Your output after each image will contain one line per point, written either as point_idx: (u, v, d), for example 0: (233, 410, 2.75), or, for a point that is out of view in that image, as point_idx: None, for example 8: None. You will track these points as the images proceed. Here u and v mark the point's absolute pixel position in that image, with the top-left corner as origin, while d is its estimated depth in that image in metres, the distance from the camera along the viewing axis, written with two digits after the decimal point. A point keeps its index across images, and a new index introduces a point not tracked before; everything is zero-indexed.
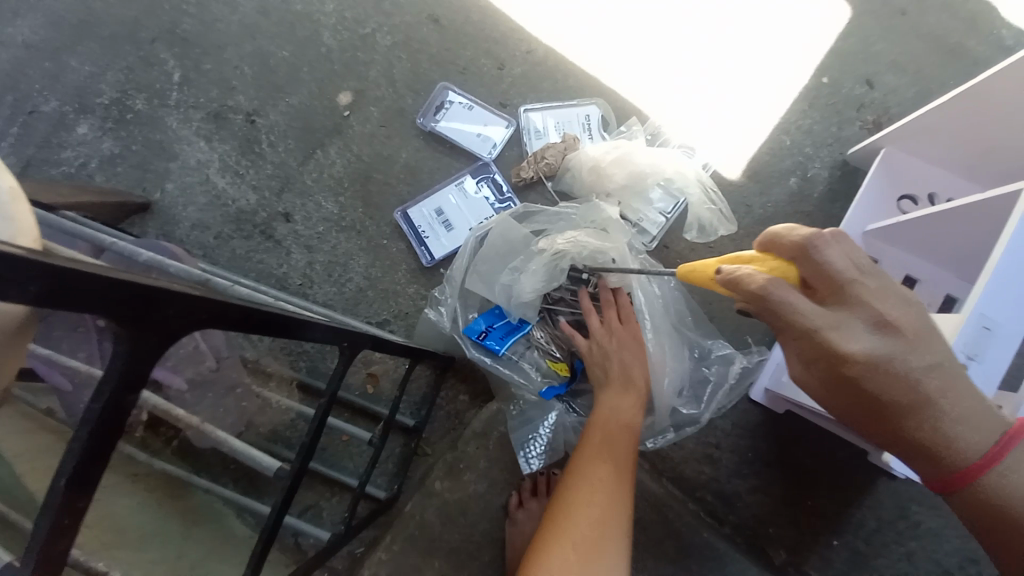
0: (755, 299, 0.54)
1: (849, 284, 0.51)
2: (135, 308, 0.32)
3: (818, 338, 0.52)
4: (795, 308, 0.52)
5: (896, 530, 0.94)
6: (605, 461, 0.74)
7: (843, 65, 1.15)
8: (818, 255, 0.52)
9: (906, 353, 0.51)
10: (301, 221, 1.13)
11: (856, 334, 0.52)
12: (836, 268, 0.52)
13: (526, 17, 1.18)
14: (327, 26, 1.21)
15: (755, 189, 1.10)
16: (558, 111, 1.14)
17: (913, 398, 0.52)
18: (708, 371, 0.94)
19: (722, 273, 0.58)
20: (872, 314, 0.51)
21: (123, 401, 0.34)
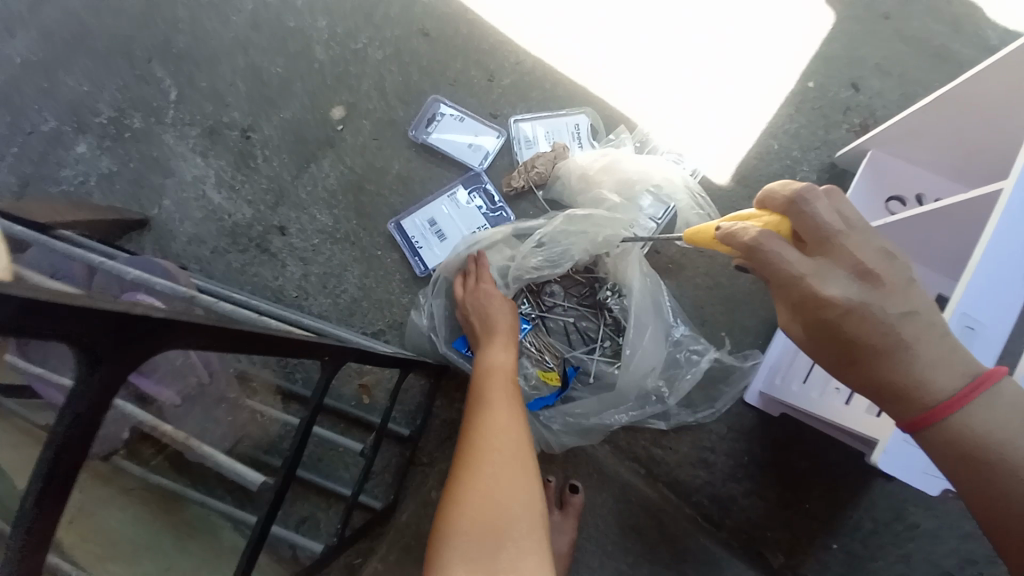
0: (744, 248, 0.59)
1: (830, 234, 0.56)
2: (101, 334, 0.33)
3: (797, 281, 0.57)
4: (779, 254, 0.57)
5: (892, 532, 0.94)
6: (492, 409, 0.70)
7: (828, 70, 1.16)
8: (806, 206, 0.57)
9: (880, 300, 0.55)
10: (296, 233, 1.14)
11: (834, 278, 0.56)
12: (820, 219, 0.57)
13: (515, 28, 1.20)
14: (320, 41, 1.23)
15: (745, 193, 1.12)
16: (548, 120, 1.16)
17: (888, 342, 0.55)
18: (679, 357, 0.95)
19: (720, 230, 0.63)
20: (851, 260, 0.56)
21: (91, 421, 0.35)
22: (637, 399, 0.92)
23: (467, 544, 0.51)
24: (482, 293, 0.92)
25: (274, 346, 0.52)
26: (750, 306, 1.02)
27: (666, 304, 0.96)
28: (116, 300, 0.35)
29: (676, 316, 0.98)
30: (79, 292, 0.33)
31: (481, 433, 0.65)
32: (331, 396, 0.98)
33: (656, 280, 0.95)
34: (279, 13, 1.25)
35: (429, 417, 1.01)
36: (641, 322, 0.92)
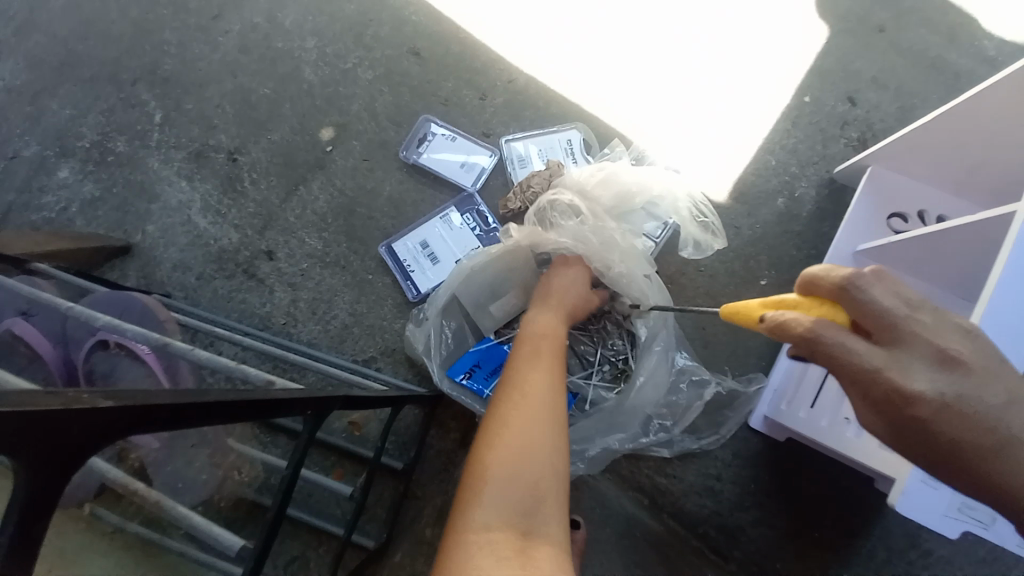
0: (805, 342, 0.48)
1: (902, 319, 0.46)
2: (37, 427, 0.31)
3: (880, 379, 0.46)
4: (853, 349, 0.46)
5: (906, 560, 0.91)
6: (537, 367, 0.68)
7: (824, 84, 1.15)
8: (864, 293, 0.47)
9: (976, 388, 0.45)
10: (285, 258, 1.11)
11: (921, 373, 0.46)
12: (884, 304, 0.47)
13: (507, 46, 1.18)
14: (309, 62, 1.21)
15: (743, 210, 1.09)
16: (540, 138, 1.14)
17: (994, 441, 0.44)
18: (681, 390, 0.90)
19: (764, 320, 0.51)
20: (933, 344, 0.46)
21: (29, 530, 0.33)
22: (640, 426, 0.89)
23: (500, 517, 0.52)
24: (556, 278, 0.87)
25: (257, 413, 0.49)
26: (753, 326, 0.99)
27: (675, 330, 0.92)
28: (53, 393, 0.33)
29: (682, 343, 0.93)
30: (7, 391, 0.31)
31: (518, 390, 0.64)
32: (324, 431, 0.93)
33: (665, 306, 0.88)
34: (266, 34, 1.23)
35: (423, 448, 0.97)
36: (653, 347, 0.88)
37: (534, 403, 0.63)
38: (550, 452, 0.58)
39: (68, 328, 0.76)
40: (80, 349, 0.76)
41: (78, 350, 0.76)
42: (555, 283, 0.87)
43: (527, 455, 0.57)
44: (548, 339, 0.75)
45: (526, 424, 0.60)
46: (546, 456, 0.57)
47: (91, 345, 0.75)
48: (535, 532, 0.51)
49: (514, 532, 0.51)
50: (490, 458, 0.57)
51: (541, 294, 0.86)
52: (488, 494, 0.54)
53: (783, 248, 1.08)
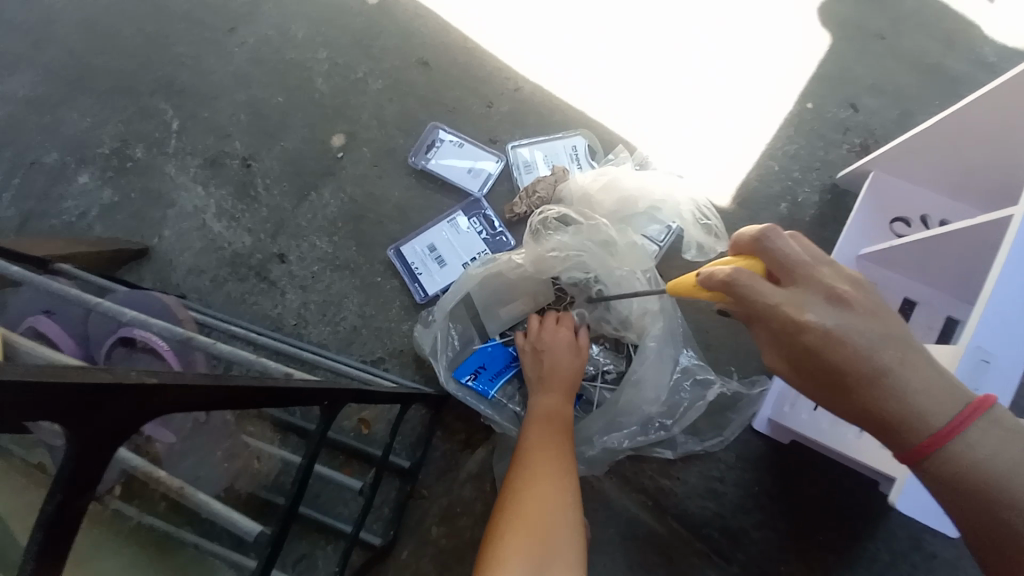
0: (715, 284, 0.60)
1: (796, 264, 0.58)
2: (86, 411, 0.34)
3: (773, 312, 0.56)
4: (751, 287, 0.57)
5: (912, 565, 0.90)
6: (544, 460, 0.74)
7: (826, 91, 1.17)
8: (769, 241, 0.59)
9: (858, 322, 0.53)
10: (296, 261, 1.13)
11: (810, 306, 0.56)
12: (783, 249, 0.59)
13: (512, 56, 1.21)
14: (321, 71, 1.25)
15: (746, 214, 1.11)
16: (545, 144, 1.16)
17: (869, 368, 0.52)
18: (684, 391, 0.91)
19: (698, 274, 0.63)
20: (822, 284, 0.56)
21: (73, 503, 0.36)
22: (643, 423, 0.90)
23: None
24: (552, 341, 0.91)
25: (271, 401, 0.51)
26: None
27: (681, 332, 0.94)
28: (104, 369, 0.35)
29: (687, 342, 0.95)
30: (63, 369, 0.33)
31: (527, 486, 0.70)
32: (334, 430, 0.95)
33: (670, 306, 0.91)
34: (279, 45, 1.27)
35: (429, 449, 0.98)
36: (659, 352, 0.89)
37: (532, 483, 0.71)
38: (546, 524, 0.66)
39: (90, 328, 0.79)
40: (101, 347, 0.78)
41: (99, 348, 0.79)
42: (550, 347, 0.91)
43: (541, 546, 0.63)
44: (555, 429, 0.81)
45: (527, 507, 0.68)
46: (541, 531, 0.65)
47: (112, 342, 0.78)
48: None
49: None
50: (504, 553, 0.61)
51: (536, 370, 0.90)
52: None
53: None
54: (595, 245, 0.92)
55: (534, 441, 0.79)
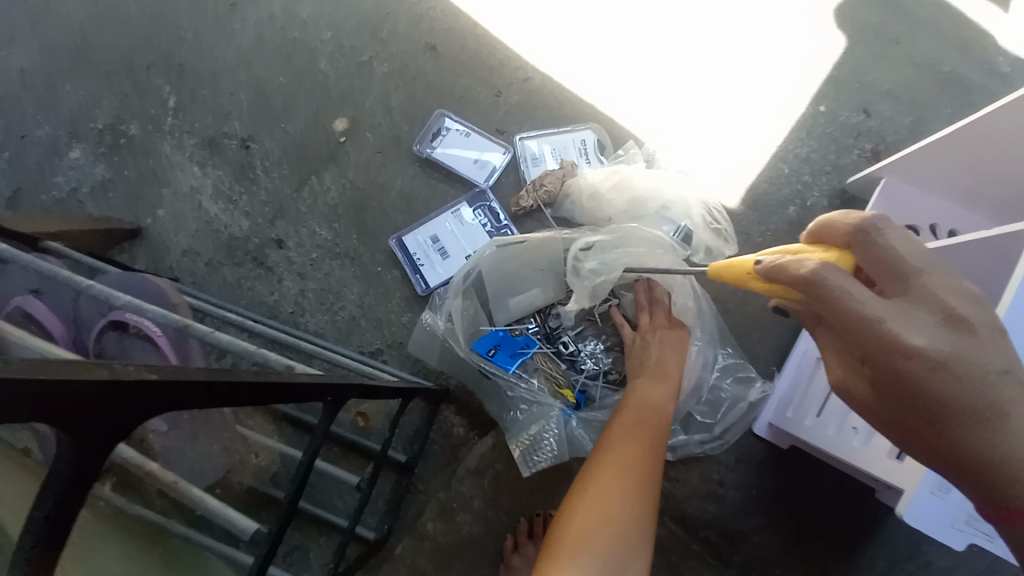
0: (798, 283, 0.53)
1: (908, 272, 0.53)
2: (81, 409, 0.32)
3: (878, 325, 0.50)
4: (855, 292, 0.51)
5: (906, 572, 0.91)
6: (626, 453, 0.72)
7: (839, 95, 1.15)
8: (878, 238, 0.54)
9: (969, 350, 0.50)
10: (294, 247, 1.11)
11: (919, 325, 0.51)
12: (894, 253, 0.54)
13: (523, 45, 1.18)
14: (325, 53, 1.21)
15: (754, 216, 1.09)
16: (553, 137, 1.14)
17: (981, 407, 0.49)
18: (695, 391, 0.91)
19: (763, 265, 0.57)
20: (936, 301, 0.52)
21: (65, 506, 0.34)
22: None
23: None
24: (660, 340, 0.86)
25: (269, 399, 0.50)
26: (761, 333, 0.99)
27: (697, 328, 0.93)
28: (102, 365, 0.34)
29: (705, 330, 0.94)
30: (57, 364, 0.32)
31: (606, 480, 0.69)
32: (335, 423, 0.93)
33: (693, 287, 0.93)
34: (283, 24, 1.23)
35: (428, 443, 0.97)
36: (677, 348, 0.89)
37: (627, 485, 0.69)
38: (630, 533, 0.65)
39: (81, 310, 0.77)
40: (92, 330, 0.76)
41: (89, 332, 0.76)
42: (658, 344, 0.86)
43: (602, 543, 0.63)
44: (648, 421, 0.77)
45: (614, 509, 0.66)
46: (626, 540, 0.64)
47: (103, 325, 0.76)
48: None
49: None
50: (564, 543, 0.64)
51: (643, 358, 0.86)
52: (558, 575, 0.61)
53: None
54: (612, 244, 0.90)
55: (629, 438, 0.74)
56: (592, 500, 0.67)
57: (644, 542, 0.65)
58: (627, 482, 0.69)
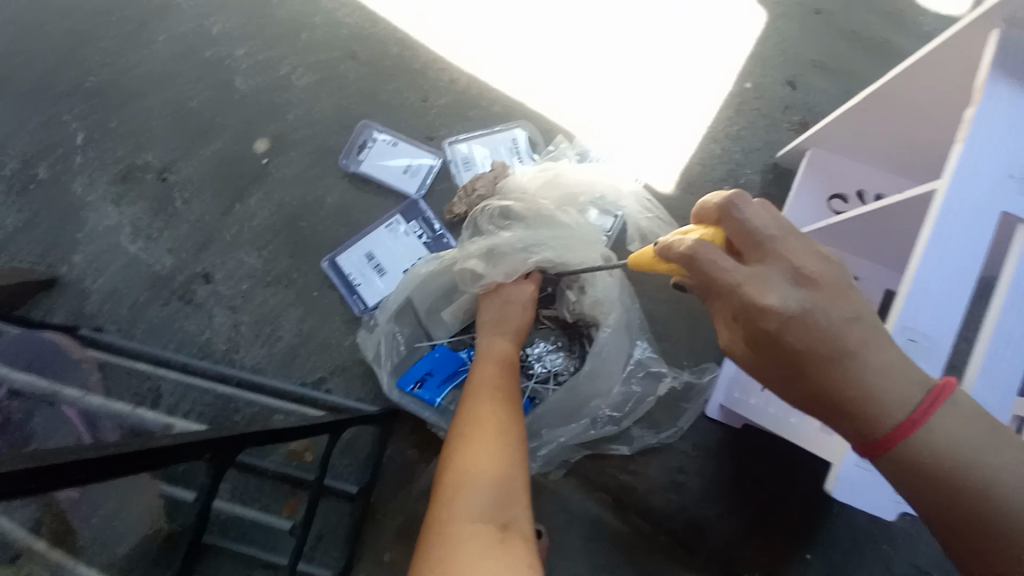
0: (681, 259, 0.56)
1: (766, 239, 0.54)
2: None
3: (737, 292, 0.53)
4: (719, 264, 0.53)
5: (867, 536, 0.92)
6: (491, 395, 0.73)
7: (765, 70, 1.15)
8: (737, 211, 0.54)
9: (825, 307, 0.51)
10: (223, 280, 1.05)
11: (775, 285, 0.52)
12: (753, 223, 0.54)
13: (446, 46, 1.15)
14: (240, 71, 1.15)
15: (691, 199, 1.09)
16: (483, 139, 1.11)
17: (835, 353, 0.51)
18: (633, 384, 0.89)
19: (659, 245, 0.59)
20: (792, 261, 0.53)
21: None
22: (594, 417, 0.88)
23: (469, 529, 0.56)
24: (504, 293, 0.85)
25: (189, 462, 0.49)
26: (709, 316, 0.98)
27: (637, 321, 0.91)
28: None
29: (644, 331, 0.92)
30: None
31: (476, 422, 0.69)
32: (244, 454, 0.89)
33: (626, 288, 0.90)
34: (194, 45, 1.17)
35: (380, 467, 0.94)
36: (613, 347, 0.85)
37: (503, 426, 0.69)
38: (516, 469, 0.64)
39: None
40: None
41: None
42: (495, 304, 0.86)
43: (498, 477, 0.62)
44: (507, 366, 0.79)
45: (495, 444, 0.65)
46: (514, 475, 0.63)
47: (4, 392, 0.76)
48: (509, 536, 0.56)
49: (488, 535, 0.56)
50: (456, 491, 0.60)
51: (485, 318, 0.86)
52: (454, 512, 0.58)
53: None
54: (543, 236, 0.87)
55: (492, 383, 0.75)
56: (466, 444, 0.66)
57: (525, 475, 0.64)
58: (499, 418, 0.70)
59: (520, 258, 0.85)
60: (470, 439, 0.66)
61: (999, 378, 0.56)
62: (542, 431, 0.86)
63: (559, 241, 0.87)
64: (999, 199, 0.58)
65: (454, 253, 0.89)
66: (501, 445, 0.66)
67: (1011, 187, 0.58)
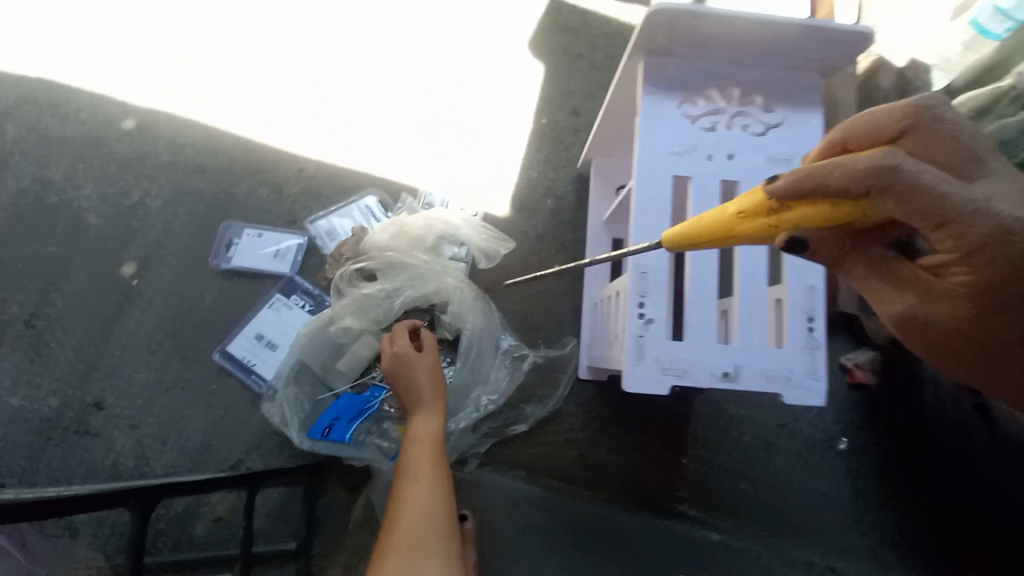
0: (874, 179, 0.51)
1: (974, 154, 0.54)
2: None
3: (982, 211, 0.50)
4: (946, 180, 0.51)
5: (719, 429, 1.18)
6: (415, 481, 0.79)
7: (553, 107, 1.43)
8: (931, 122, 0.54)
9: None
10: (117, 402, 1.10)
11: (1007, 200, 0.51)
12: (960, 134, 0.54)
13: (286, 143, 1.32)
14: (92, 207, 1.23)
15: (523, 216, 1.34)
16: (339, 211, 1.28)
17: None
18: (503, 367, 1.11)
19: (799, 175, 0.55)
20: (1006, 175, 0.54)
21: None
22: (474, 402, 1.07)
23: None
24: (424, 363, 0.94)
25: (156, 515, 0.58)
26: (558, 302, 1.20)
27: (498, 320, 1.13)
28: None
29: (506, 327, 1.16)
30: None
31: (402, 513, 0.75)
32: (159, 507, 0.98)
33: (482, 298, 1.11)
34: (39, 194, 1.23)
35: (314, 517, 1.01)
36: (474, 344, 1.06)
37: (426, 512, 0.75)
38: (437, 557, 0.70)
39: None
40: None
41: None
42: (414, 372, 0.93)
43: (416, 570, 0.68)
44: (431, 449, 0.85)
45: (417, 536, 0.71)
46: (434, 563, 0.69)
47: None
48: None
49: None
50: None
51: (415, 395, 0.91)
52: None
53: (561, 237, 1.32)
54: (405, 277, 1.07)
55: (419, 468, 0.81)
56: (391, 539, 0.72)
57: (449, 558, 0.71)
58: (428, 501, 0.76)
59: (388, 298, 1.06)
60: (392, 534, 0.72)
61: (705, 281, 0.80)
62: (442, 427, 1.03)
63: (419, 278, 1.07)
64: (672, 167, 0.83)
65: (332, 307, 1.04)
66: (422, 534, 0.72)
67: (674, 158, 0.82)
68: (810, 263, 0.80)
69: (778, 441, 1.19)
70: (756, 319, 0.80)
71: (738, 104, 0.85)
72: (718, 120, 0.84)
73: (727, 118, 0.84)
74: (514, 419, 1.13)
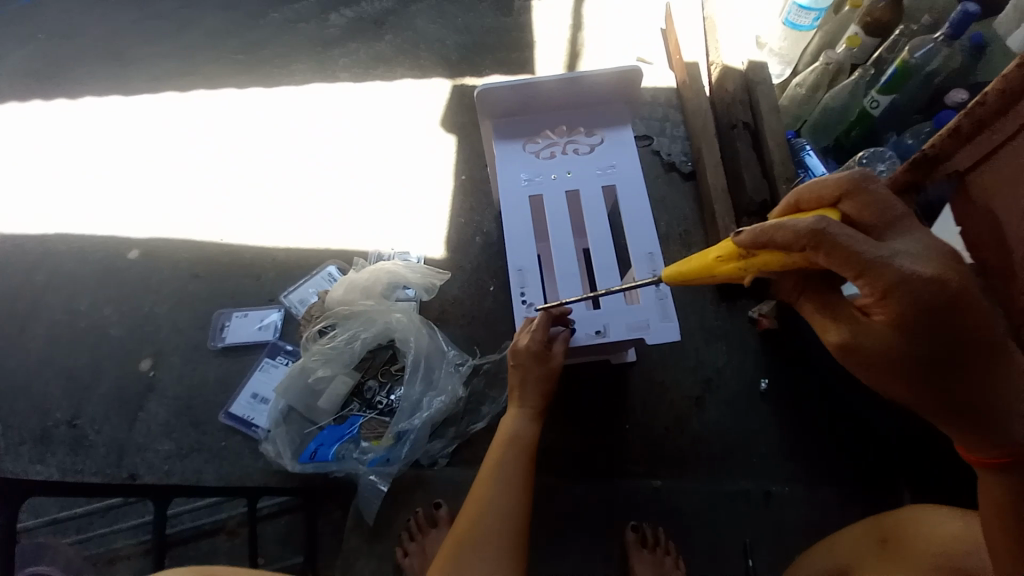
0: (801, 233, 0.59)
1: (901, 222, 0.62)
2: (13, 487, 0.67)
3: (891, 265, 0.56)
4: (857, 237, 0.57)
5: (651, 394, 1.35)
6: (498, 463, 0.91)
7: (469, 163, 1.73)
8: (866, 185, 0.64)
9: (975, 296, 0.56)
10: (146, 472, 1.34)
11: (919, 255, 0.57)
12: (884, 196, 0.62)
13: (259, 240, 1.63)
14: (113, 322, 1.53)
15: (457, 253, 1.58)
16: (307, 284, 1.56)
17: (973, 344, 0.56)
18: (451, 375, 1.33)
19: (750, 227, 0.65)
20: (925, 236, 0.60)
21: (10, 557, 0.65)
22: (430, 406, 1.27)
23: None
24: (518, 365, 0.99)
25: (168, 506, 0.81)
26: (495, 318, 1.46)
27: (441, 338, 1.37)
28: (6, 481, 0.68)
29: (451, 343, 1.40)
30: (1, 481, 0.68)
31: (480, 487, 0.88)
32: (180, 517, 1.19)
33: (425, 323, 1.35)
34: (70, 322, 1.53)
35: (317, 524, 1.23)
36: (422, 359, 1.30)
37: (502, 490, 0.87)
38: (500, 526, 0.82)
39: None
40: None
41: None
42: (514, 370, 1.00)
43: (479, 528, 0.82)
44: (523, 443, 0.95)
45: (490, 505, 0.84)
46: (495, 529, 0.81)
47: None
48: None
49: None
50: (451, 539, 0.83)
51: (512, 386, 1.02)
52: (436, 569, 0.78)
53: (493, 263, 1.55)
54: (360, 321, 1.33)
55: (502, 459, 0.92)
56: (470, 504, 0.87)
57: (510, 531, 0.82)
58: (503, 482, 0.88)
59: (348, 341, 1.31)
60: (471, 504, 0.86)
61: (568, 266, 1.07)
62: (403, 428, 1.25)
63: (371, 319, 1.33)
64: (527, 191, 1.11)
65: (305, 356, 1.29)
66: (495, 503, 0.84)
67: (527, 185, 1.11)
68: (644, 235, 1.06)
69: (707, 394, 1.34)
70: (610, 285, 1.05)
71: (567, 136, 1.15)
72: (555, 150, 1.14)
73: (562, 147, 1.14)
74: (471, 418, 1.33)
